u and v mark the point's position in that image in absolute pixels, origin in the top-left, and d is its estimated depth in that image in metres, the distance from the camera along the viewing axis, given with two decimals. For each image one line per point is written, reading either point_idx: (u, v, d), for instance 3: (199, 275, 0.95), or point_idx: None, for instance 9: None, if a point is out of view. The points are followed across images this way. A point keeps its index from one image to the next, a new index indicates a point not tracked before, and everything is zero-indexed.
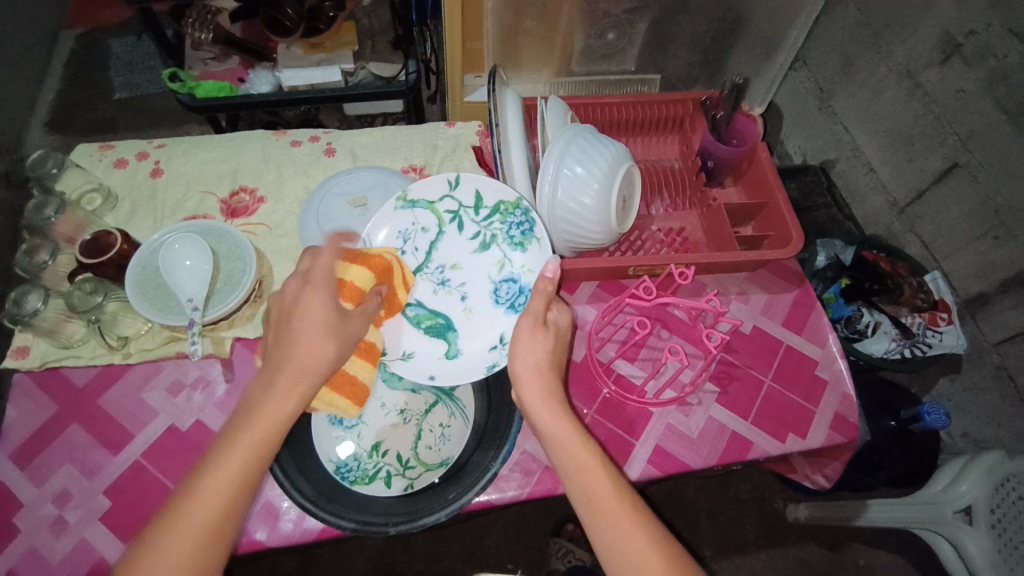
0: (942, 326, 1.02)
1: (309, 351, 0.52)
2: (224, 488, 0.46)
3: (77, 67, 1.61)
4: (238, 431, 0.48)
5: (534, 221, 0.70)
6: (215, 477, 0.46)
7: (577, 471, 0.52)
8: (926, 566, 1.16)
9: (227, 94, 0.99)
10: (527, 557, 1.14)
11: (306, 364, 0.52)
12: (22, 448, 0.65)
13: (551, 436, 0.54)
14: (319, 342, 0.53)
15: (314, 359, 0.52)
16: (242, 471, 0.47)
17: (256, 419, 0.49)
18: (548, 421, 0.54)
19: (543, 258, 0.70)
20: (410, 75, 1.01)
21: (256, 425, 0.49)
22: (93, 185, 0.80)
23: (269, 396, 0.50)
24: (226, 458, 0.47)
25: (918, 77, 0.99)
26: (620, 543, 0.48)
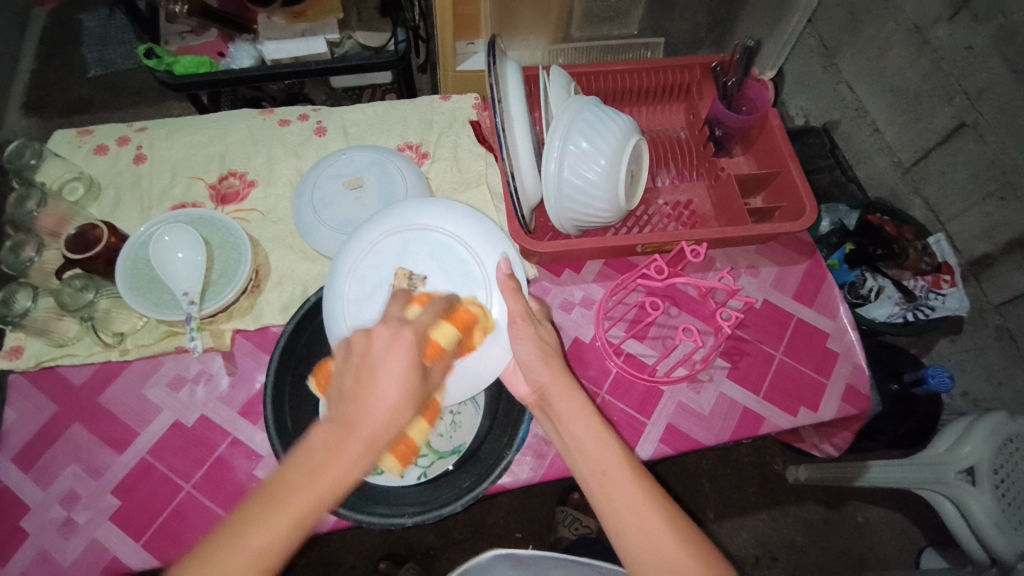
0: (945, 290, 1.01)
1: (329, 471, 0.41)
2: (244, 570, 0.38)
3: (51, 45, 1.53)
4: (302, 486, 0.40)
5: (468, 262, 0.64)
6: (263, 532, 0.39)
7: (586, 461, 0.50)
8: (923, 522, 1.19)
9: (206, 70, 0.94)
10: (534, 527, 1.16)
11: (322, 494, 0.40)
12: (24, 451, 0.64)
13: (571, 434, 0.52)
14: (396, 406, 0.44)
15: (392, 412, 0.44)
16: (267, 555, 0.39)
17: (303, 479, 0.41)
18: (570, 423, 0.52)
19: (479, 228, 0.65)
20: (400, 45, 0.97)
21: (303, 500, 0.40)
22: (74, 173, 0.77)
23: (329, 470, 0.41)
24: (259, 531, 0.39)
25: (926, 34, 0.95)
26: (635, 524, 0.46)
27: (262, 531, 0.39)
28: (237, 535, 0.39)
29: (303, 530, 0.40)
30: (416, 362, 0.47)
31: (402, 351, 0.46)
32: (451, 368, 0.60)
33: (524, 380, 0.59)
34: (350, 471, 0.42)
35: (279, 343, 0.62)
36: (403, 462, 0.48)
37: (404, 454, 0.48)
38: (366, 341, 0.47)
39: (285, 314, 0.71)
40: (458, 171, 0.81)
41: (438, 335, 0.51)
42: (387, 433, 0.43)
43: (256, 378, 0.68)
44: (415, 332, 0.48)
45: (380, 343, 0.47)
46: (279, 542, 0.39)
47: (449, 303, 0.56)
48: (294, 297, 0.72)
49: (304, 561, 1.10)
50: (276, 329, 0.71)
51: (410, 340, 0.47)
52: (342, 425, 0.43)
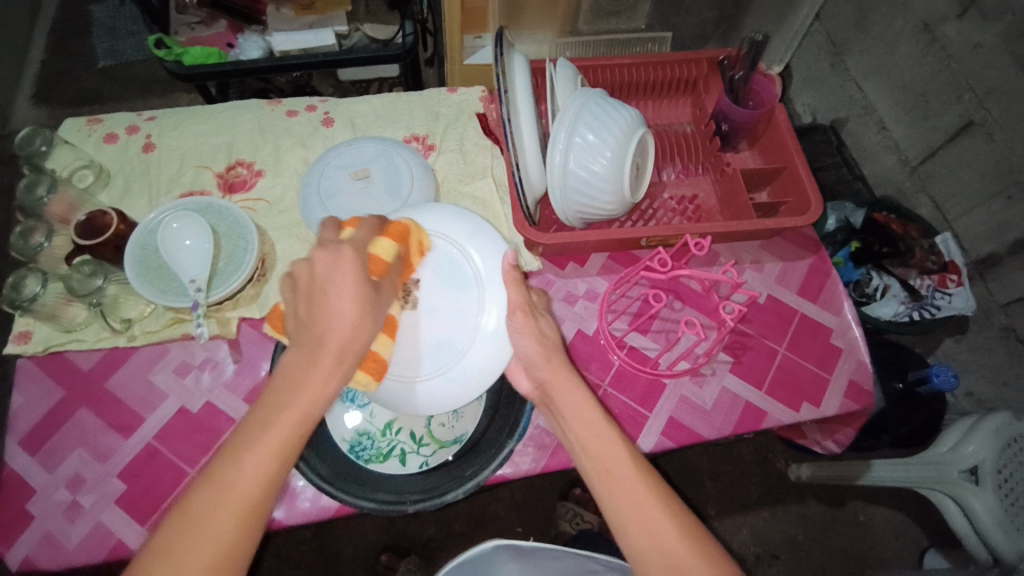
0: (951, 288, 1.00)
1: (302, 389, 0.44)
2: (240, 503, 0.40)
3: (61, 36, 1.54)
4: (278, 413, 0.42)
5: (464, 263, 0.64)
6: (242, 468, 0.40)
7: (585, 446, 0.51)
8: (926, 523, 1.19)
9: (215, 61, 0.95)
10: (535, 521, 1.17)
11: (299, 411, 0.43)
12: (31, 434, 0.65)
13: (569, 417, 0.53)
14: (357, 322, 0.47)
15: (350, 322, 0.47)
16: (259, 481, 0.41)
17: (276, 405, 0.43)
18: (568, 410, 0.53)
19: (471, 226, 0.66)
20: (407, 38, 0.96)
21: (281, 426, 0.42)
22: (84, 161, 0.78)
23: (300, 389, 0.44)
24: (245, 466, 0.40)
25: (935, 31, 0.94)
26: (632, 509, 0.47)
27: (248, 461, 0.41)
28: (220, 476, 0.40)
29: (288, 454, 0.42)
30: (364, 277, 0.49)
31: (350, 268, 0.48)
32: (450, 369, 0.61)
33: (524, 373, 0.59)
34: (323, 384, 0.45)
35: (284, 330, 0.64)
36: (376, 376, 0.53)
37: (374, 367, 0.53)
38: (306, 265, 0.49)
39: (291, 303, 0.72)
40: (464, 164, 0.82)
41: (377, 249, 0.53)
42: (352, 345, 0.47)
43: (261, 366, 0.69)
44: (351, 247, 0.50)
45: (323, 267, 0.48)
46: (269, 469, 0.41)
47: (380, 221, 0.57)
48: None
49: (305, 551, 1.12)
50: (282, 318, 0.71)
51: (354, 255, 0.49)
52: (307, 343, 0.46)
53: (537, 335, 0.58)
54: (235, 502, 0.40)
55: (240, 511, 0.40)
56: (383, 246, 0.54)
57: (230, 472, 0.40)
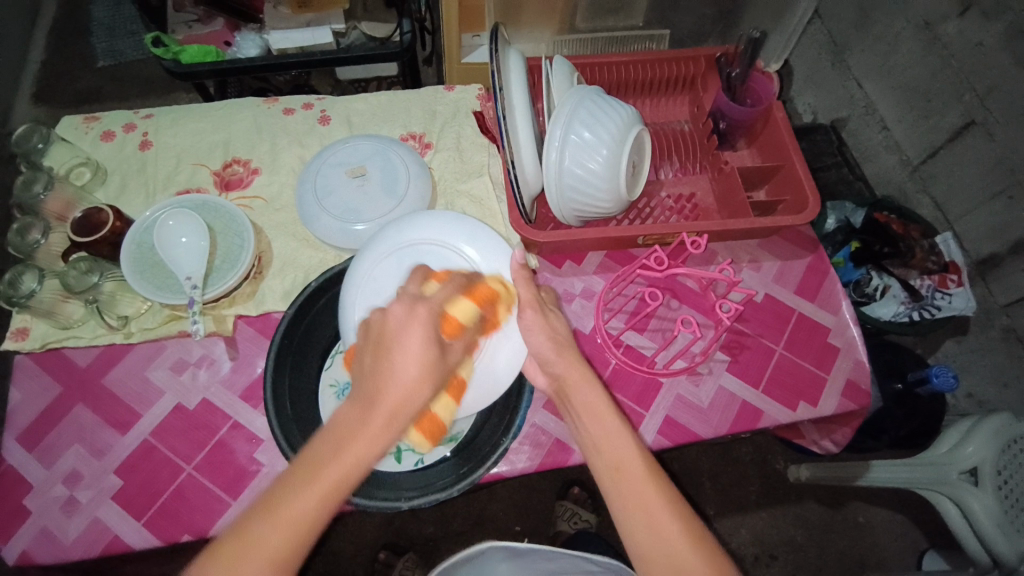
0: (951, 289, 1.00)
1: (355, 442, 0.43)
2: (276, 547, 0.40)
3: (61, 36, 1.54)
4: (328, 465, 0.42)
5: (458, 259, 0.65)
6: (284, 513, 0.40)
7: (600, 446, 0.50)
8: (927, 526, 1.18)
9: (212, 59, 0.95)
10: (533, 521, 1.16)
11: (348, 466, 0.42)
12: (27, 430, 0.65)
13: (584, 415, 0.53)
14: (416, 381, 0.46)
15: (404, 373, 0.46)
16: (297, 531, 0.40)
17: (326, 456, 0.42)
18: (586, 411, 0.53)
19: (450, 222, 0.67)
20: (405, 36, 0.97)
21: (329, 474, 0.41)
22: (81, 159, 0.78)
23: (354, 441, 0.43)
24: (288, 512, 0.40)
25: (936, 30, 0.94)
26: (641, 511, 0.46)
27: (289, 507, 0.40)
28: (272, 515, 0.40)
29: (326, 510, 0.41)
30: (433, 339, 0.48)
31: (417, 323, 0.48)
32: (469, 379, 0.60)
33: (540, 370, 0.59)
34: (372, 443, 0.44)
35: (278, 328, 0.63)
36: (431, 438, 0.53)
37: (430, 429, 0.53)
38: (381, 316, 0.49)
39: (287, 301, 0.72)
40: (460, 162, 0.82)
41: (456, 312, 0.52)
42: (410, 404, 0.45)
43: (257, 363, 0.69)
44: (427, 306, 0.50)
45: (396, 320, 0.48)
46: (316, 517, 0.41)
47: (467, 279, 0.57)
48: (296, 284, 0.73)
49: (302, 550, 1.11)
50: (278, 316, 0.71)
51: (424, 312, 0.49)
52: (366, 393, 0.45)
53: (534, 334, 0.58)
54: (277, 541, 0.40)
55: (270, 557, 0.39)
56: (461, 308, 0.53)
57: (281, 512, 0.40)
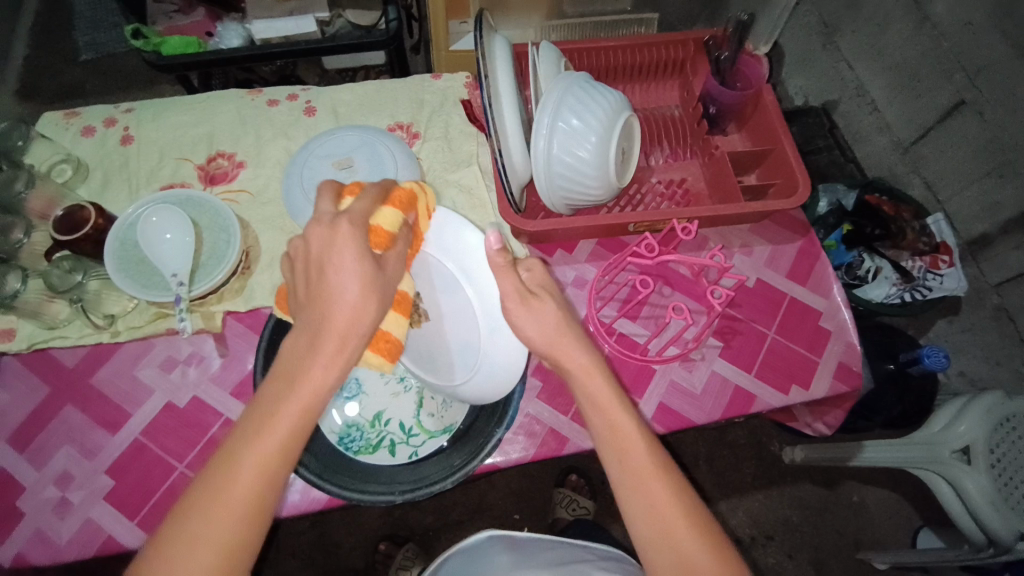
0: (943, 270, 1.00)
1: (307, 371, 0.44)
2: (249, 486, 0.41)
3: (42, 31, 1.51)
4: (284, 400, 0.43)
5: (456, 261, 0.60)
6: (250, 453, 0.41)
7: (611, 433, 0.49)
8: (921, 505, 1.19)
9: (194, 51, 0.93)
10: (532, 509, 1.17)
11: (304, 394, 0.43)
12: (17, 432, 0.64)
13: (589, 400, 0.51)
14: (359, 304, 0.46)
15: (340, 296, 0.46)
16: (264, 466, 0.41)
17: (278, 389, 0.44)
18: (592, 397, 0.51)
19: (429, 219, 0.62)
20: (391, 23, 0.95)
21: (291, 405, 0.43)
22: (62, 156, 0.76)
23: (305, 368, 0.44)
24: (253, 454, 0.41)
25: (926, 9, 0.93)
26: (647, 502, 0.46)
27: (253, 447, 0.42)
28: (233, 462, 0.41)
29: (292, 439, 0.43)
30: (363, 253, 0.48)
31: (347, 242, 0.47)
32: (473, 374, 0.60)
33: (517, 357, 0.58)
34: (325, 368, 0.45)
35: (268, 324, 0.63)
36: (390, 358, 0.52)
37: (387, 348, 0.52)
38: (305, 244, 0.48)
39: (276, 295, 0.71)
40: (449, 152, 0.81)
41: (378, 221, 0.50)
42: (356, 327, 0.46)
43: (247, 359, 0.68)
44: (348, 220, 0.48)
45: (320, 241, 0.48)
46: (276, 461, 0.42)
47: (383, 187, 0.53)
48: (285, 278, 0.72)
49: (303, 542, 1.12)
50: (267, 311, 0.70)
51: (349, 230, 0.48)
52: (310, 325, 0.46)
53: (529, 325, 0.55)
54: (240, 491, 0.40)
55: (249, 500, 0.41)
56: (382, 216, 0.51)
57: (246, 452, 0.41)
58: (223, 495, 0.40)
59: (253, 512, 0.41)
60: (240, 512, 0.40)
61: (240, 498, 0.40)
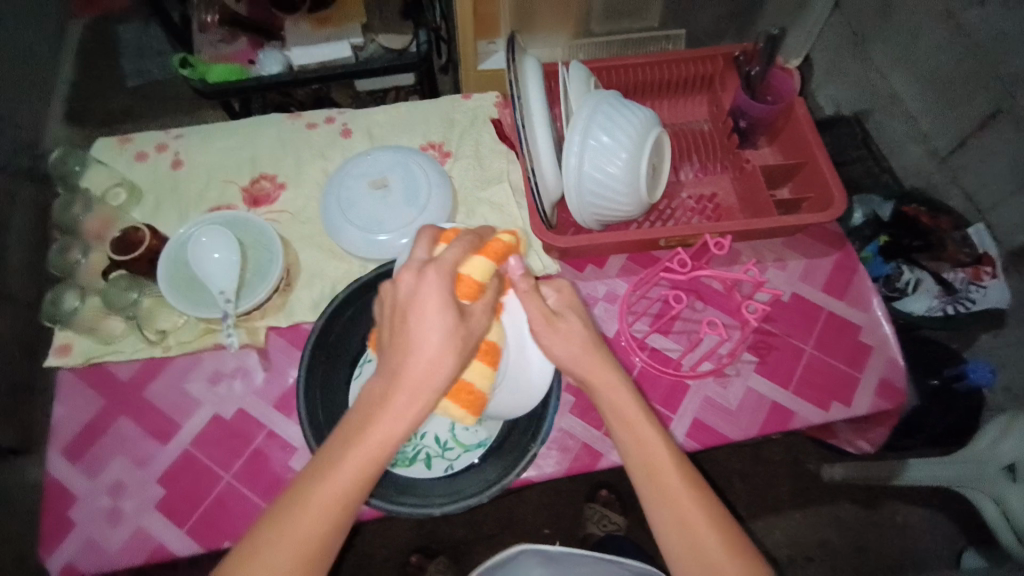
0: (986, 281, 0.96)
1: (379, 420, 0.44)
2: (315, 523, 0.43)
3: (90, 59, 1.59)
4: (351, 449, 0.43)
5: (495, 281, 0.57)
6: (318, 495, 0.43)
7: (640, 449, 0.49)
8: (970, 527, 1.14)
9: (236, 78, 0.98)
10: (563, 524, 1.16)
11: (373, 444, 0.44)
12: (73, 443, 0.67)
13: (618, 416, 0.50)
14: (437, 356, 0.44)
15: (415, 347, 0.44)
16: (329, 507, 0.43)
17: (348, 436, 0.44)
18: (618, 413, 0.50)
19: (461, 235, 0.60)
20: (422, 46, 0.98)
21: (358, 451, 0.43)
22: (117, 180, 0.81)
23: (378, 418, 0.44)
24: (319, 496, 0.43)
25: (959, 18, 0.91)
26: (682, 517, 0.46)
27: (322, 489, 0.43)
28: (302, 498, 0.43)
29: (358, 485, 0.43)
30: (447, 305, 0.45)
31: (433, 294, 0.45)
32: (501, 388, 0.56)
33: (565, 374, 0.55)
34: (396, 419, 0.44)
35: (310, 340, 0.64)
36: (473, 410, 0.50)
37: (469, 400, 0.49)
38: (392, 289, 0.46)
39: (316, 311, 0.74)
40: (480, 170, 0.83)
41: (468, 272, 0.47)
42: (434, 381, 0.44)
43: (289, 373, 0.71)
44: (437, 268, 0.46)
45: (408, 288, 0.46)
46: (340, 505, 0.43)
47: (477, 235, 0.50)
48: (324, 295, 0.75)
49: (337, 551, 1.13)
50: (308, 326, 0.73)
51: (435, 281, 0.45)
52: (388, 373, 0.45)
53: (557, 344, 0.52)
54: (308, 527, 0.43)
55: (311, 536, 0.43)
56: (477, 267, 0.48)
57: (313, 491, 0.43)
58: (287, 526, 0.43)
59: (316, 548, 0.43)
60: (302, 546, 0.43)
61: (304, 536, 0.43)
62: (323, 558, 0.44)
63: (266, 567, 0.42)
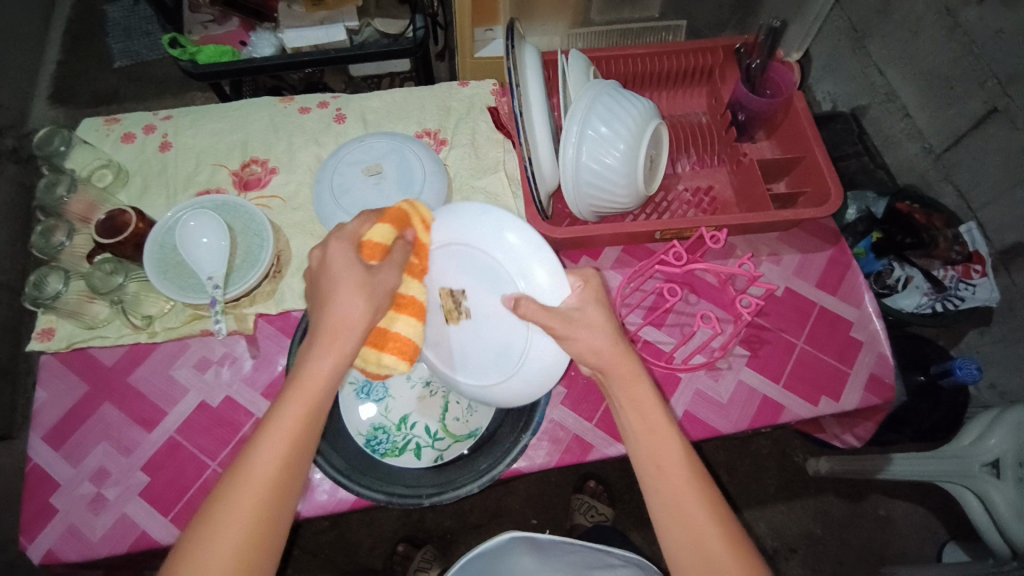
0: (975, 279, 0.98)
1: (313, 366, 0.47)
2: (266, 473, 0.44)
3: (76, 37, 1.55)
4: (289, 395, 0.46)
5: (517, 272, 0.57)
6: (267, 444, 0.45)
7: (644, 435, 0.49)
8: (950, 521, 1.16)
9: (228, 59, 0.95)
10: (552, 515, 1.16)
11: (310, 386, 0.47)
12: (56, 428, 0.66)
13: (622, 401, 0.50)
14: (355, 303, 0.49)
15: (337, 301, 0.49)
16: (280, 455, 0.45)
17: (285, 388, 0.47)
18: (625, 399, 0.50)
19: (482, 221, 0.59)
20: (418, 31, 0.96)
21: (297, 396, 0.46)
22: (102, 161, 0.79)
23: (311, 365, 0.47)
24: (266, 446, 0.45)
25: (957, 16, 0.91)
26: (678, 506, 0.46)
27: (268, 438, 0.45)
28: (249, 454, 0.44)
29: (301, 427, 0.46)
30: (353, 262, 0.51)
31: (342, 255, 0.51)
32: (514, 374, 0.59)
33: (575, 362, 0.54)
34: (328, 360, 0.48)
35: (301, 326, 0.64)
36: (405, 358, 0.55)
37: (401, 349, 0.55)
38: (309, 266, 0.53)
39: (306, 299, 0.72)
40: (475, 158, 0.81)
41: (371, 235, 0.53)
42: (357, 325, 0.49)
43: (278, 361, 0.70)
44: (340, 237, 0.52)
45: (321, 259, 0.52)
46: (288, 449, 0.45)
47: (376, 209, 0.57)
48: None
49: (323, 540, 1.13)
50: (298, 314, 0.72)
51: (341, 244, 0.51)
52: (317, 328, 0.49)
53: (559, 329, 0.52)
54: (259, 478, 0.44)
55: (265, 486, 0.44)
56: (375, 231, 0.53)
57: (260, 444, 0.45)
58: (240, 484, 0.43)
59: (273, 498, 0.44)
60: (258, 499, 0.43)
61: (258, 487, 0.44)
62: (282, 506, 0.45)
63: (225, 520, 0.42)
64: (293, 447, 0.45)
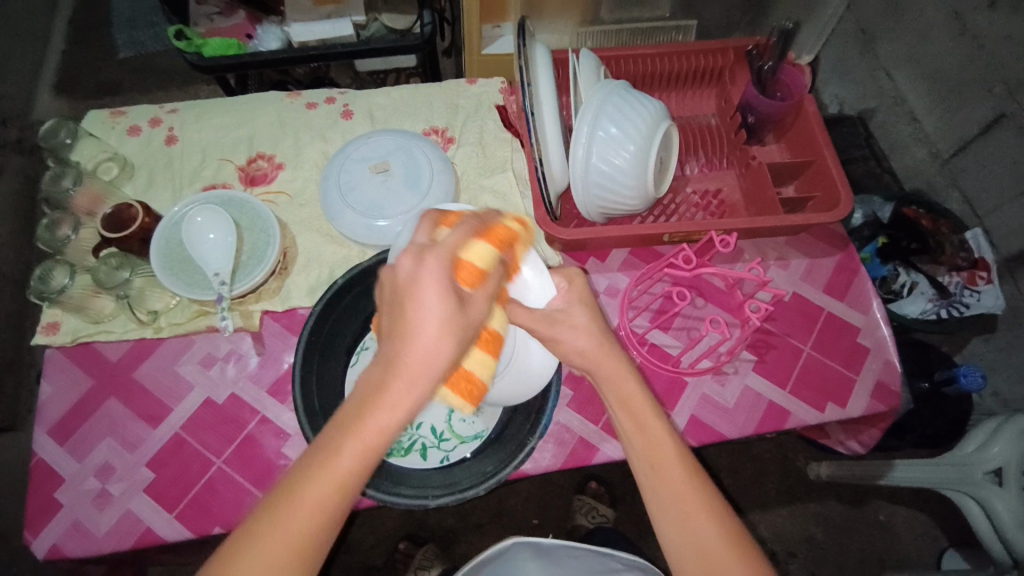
0: (980, 286, 0.96)
1: (375, 412, 0.38)
2: (303, 525, 0.38)
3: (81, 27, 1.54)
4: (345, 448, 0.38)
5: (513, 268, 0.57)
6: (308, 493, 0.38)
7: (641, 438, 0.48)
8: (949, 526, 1.16)
9: (234, 53, 0.95)
10: (553, 515, 1.17)
11: (371, 438, 0.38)
12: (61, 422, 0.66)
13: (617, 403, 0.50)
14: (433, 344, 0.39)
15: (411, 331, 0.39)
16: (319, 509, 0.38)
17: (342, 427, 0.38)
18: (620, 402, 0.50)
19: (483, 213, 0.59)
20: (425, 28, 0.94)
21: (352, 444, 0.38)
22: (108, 154, 0.79)
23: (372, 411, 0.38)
24: (309, 495, 0.38)
25: (967, 20, 0.90)
26: (680, 509, 0.46)
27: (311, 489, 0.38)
28: (289, 498, 0.38)
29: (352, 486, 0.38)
30: (449, 289, 0.40)
31: (435, 274, 0.40)
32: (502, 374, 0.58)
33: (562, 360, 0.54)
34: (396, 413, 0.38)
35: (306, 325, 0.62)
36: (472, 401, 0.46)
37: (468, 389, 0.46)
38: (390, 270, 0.41)
39: (312, 297, 0.72)
40: (483, 157, 0.81)
41: (469, 255, 0.43)
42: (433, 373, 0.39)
43: (283, 359, 0.69)
44: (438, 252, 0.41)
45: (406, 271, 0.40)
46: (331, 505, 0.38)
47: (481, 221, 0.47)
48: (321, 280, 0.73)
49: None
50: (303, 311, 0.72)
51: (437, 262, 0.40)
52: (385, 356, 0.39)
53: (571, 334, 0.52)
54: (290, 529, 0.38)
55: (300, 538, 0.38)
56: (476, 252, 0.43)
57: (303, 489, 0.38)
58: (271, 527, 0.38)
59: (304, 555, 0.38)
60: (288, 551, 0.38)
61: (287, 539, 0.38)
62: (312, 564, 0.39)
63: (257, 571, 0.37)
64: (336, 507, 0.38)
